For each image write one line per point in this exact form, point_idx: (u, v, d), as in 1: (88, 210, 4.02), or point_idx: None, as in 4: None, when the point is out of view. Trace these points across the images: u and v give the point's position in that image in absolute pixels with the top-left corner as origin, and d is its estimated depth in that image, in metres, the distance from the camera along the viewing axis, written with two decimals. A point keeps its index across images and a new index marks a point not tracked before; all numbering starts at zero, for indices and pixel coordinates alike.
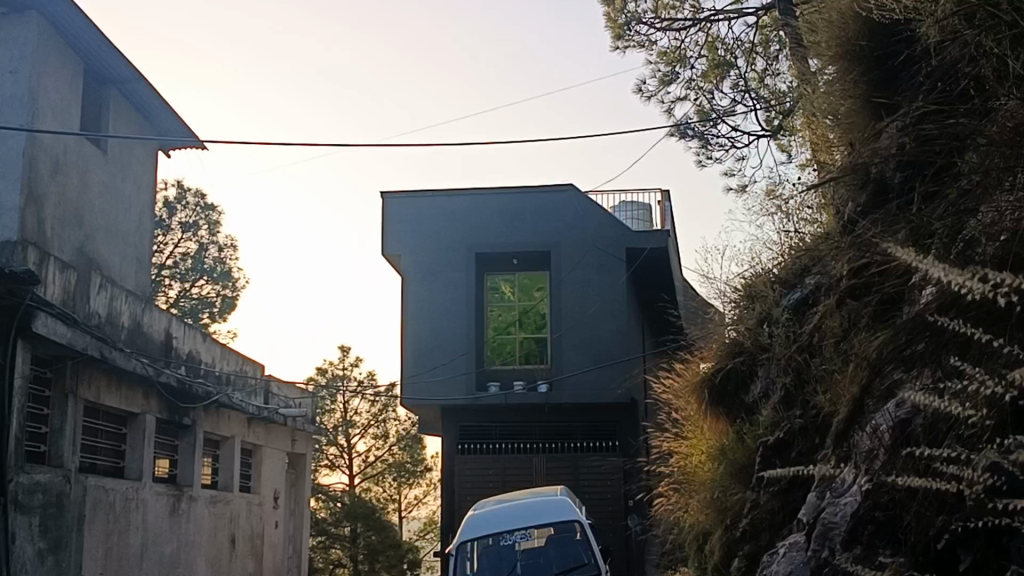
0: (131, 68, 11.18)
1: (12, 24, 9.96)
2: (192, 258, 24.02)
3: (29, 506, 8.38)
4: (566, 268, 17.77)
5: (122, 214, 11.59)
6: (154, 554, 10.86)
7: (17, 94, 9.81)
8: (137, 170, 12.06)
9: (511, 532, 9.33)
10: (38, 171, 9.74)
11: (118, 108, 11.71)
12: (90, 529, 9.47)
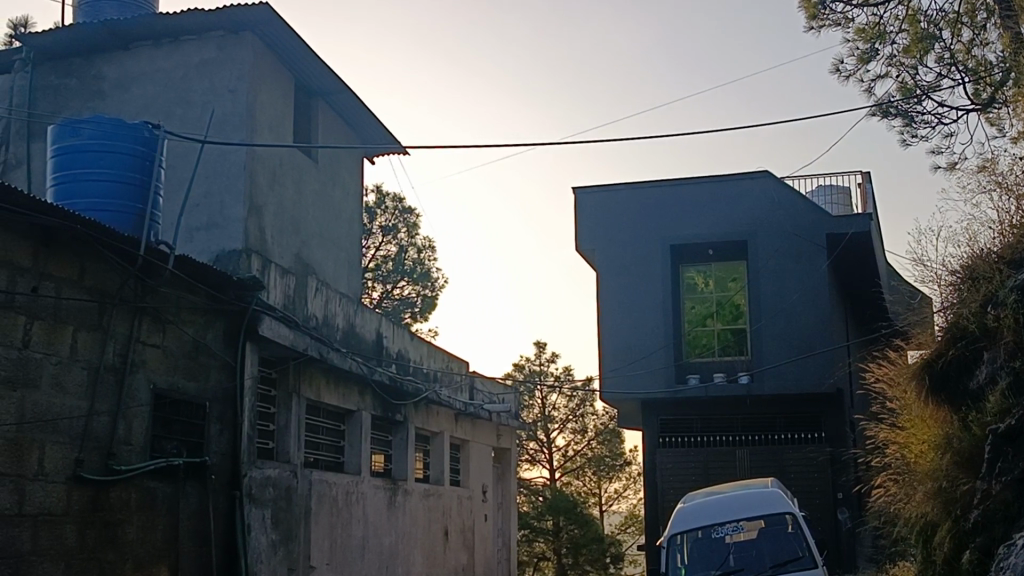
0: (337, 80, 11.64)
1: (231, 45, 10.59)
2: (393, 260, 24.83)
3: (262, 499, 8.87)
4: (763, 257, 17.41)
5: (333, 222, 12.08)
6: (375, 545, 11.29)
7: (237, 111, 10.39)
8: (345, 177, 12.55)
9: (722, 524, 9.24)
10: (258, 182, 10.26)
11: (326, 119, 12.21)
12: (317, 520, 9.94)
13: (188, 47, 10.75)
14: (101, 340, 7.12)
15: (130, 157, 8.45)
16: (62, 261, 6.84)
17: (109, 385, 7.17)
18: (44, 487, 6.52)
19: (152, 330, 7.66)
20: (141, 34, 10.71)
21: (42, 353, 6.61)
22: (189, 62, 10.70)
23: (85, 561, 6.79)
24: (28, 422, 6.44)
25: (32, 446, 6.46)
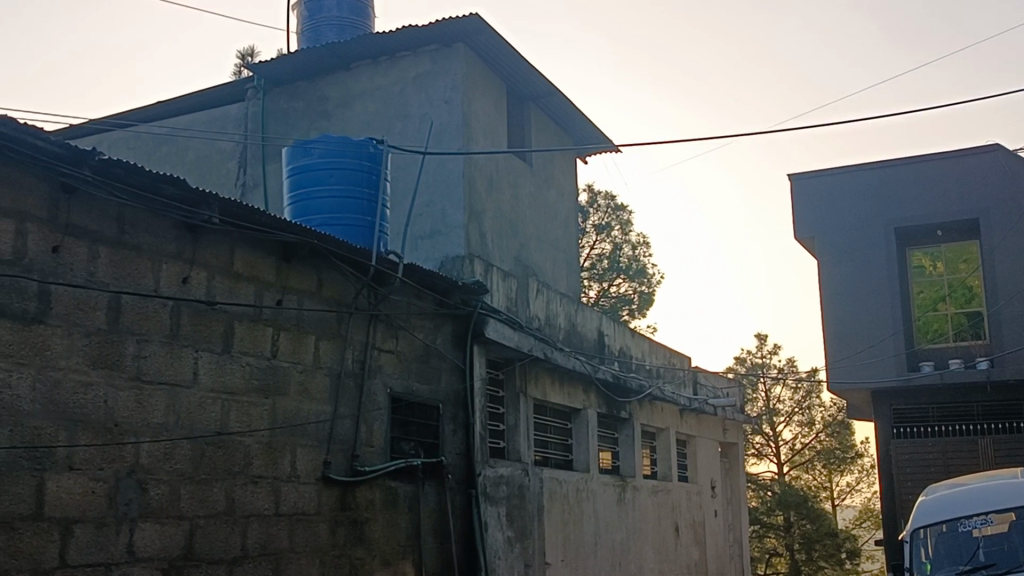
0: (547, 83, 11.79)
1: (444, 57, 10.92)
2: (608, 257, 24.89)
3: (497, 497, 9.10)
4: (998, 236, 16.40)
5: (551, 222, 12.25)
6: (608, 542, 11.38)
7: (453, 120, 10.69)
8: (559, 179, 12.69)
9: (969, 518, 8.80)
10: (476, 189, 10.52)
11: (538, 123, 12.39)
12: (550, 517, 10.11)
13: (404, 63, 11.16)
14: (340, 348, 7.49)
15: (358, 172, 8.83)
16: (301, 275, 7.24)
17: (350, 390, 7.54)
18: (297, 488, 6.92)
19: (386, 336, 7.99)
20: (360, 53, 11.19)
21: (289, 362, 7.02)
22: (406, 76, 11.11)
23: (337, 558, 7.16)
24: (280, 427, 6.86)
25: (285, 449, 6.87)
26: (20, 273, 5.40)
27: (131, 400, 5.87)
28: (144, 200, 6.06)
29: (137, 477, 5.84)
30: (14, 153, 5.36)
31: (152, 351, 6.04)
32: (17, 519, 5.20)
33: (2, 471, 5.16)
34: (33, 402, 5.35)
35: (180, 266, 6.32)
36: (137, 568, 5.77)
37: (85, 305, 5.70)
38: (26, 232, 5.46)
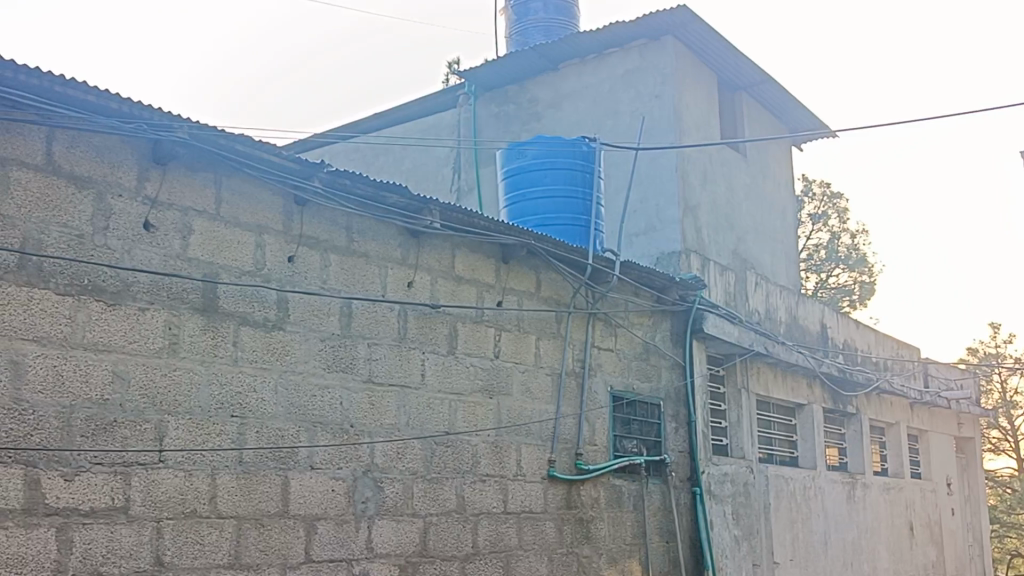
0: (760, 71, 11.51)
1: (654, 51, 10.83)
2: (825, 248, 24.16)
3: (722, 496, 8.95)
4: None
5: (768, 214, 11.97)
6: (838, 541, 11.00)
7: (664, 115, 10.59)
8: (775, 168, 12.37)
9: None
10: (690, 182, 10.39)
11: (751, 113, 12.12)
12: (777, 516, 9.86)
13: (613, 60, 11.15)
14: (560, 347, 7.54)
15: (572, 172, 8.87)
16: (520, 276, 7.33)
17: (572, 389, 7.58)
18: (524, 486, 7.01)
19: (605, 334, 7.99)
20: (569, 54, 11.26)
21: (512, 362, 7.12)
22: (615, 73, 11.09)
23: (564, 556, 7.21)
24: (505, 426, 6.96)
25: (511, 448, 6.97)
26: (260, 283, 5.71)
27: (365, 402, 6.09)
28: (371, 209, 6.28)
29: (373, 476, 6.05)
30: (251, 170, 5.67)
31: (382, 354, 6.26)
32: (265, 515, 5.49)
33: (251, 471, 5.47)
34: (276, 405, 5.64)
35: (406, 271, 6.53)
36: (376, 564, 5.98)
37: (320, 312, 5.97)
38: (264, 243, 5.77)
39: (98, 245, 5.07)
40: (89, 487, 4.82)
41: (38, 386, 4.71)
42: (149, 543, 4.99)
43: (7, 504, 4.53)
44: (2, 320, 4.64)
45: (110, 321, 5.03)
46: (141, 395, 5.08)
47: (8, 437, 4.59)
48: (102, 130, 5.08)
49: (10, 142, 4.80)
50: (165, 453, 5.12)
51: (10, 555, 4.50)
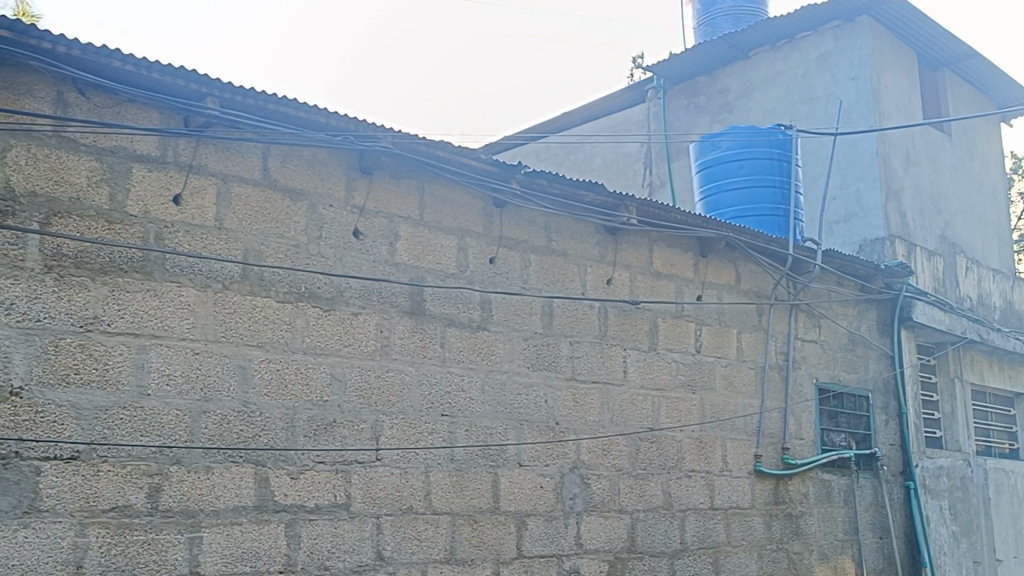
0: (964, 46, 10.98)
1: (849, 33, 10.49)
2: None
3: (937, 490, 8.60)
4: None
5: (977, 195, 11.42)
6: None
7: (862, 98, 10.24)
8: (983, 146, 11.78)
9: None
10: (892, 166, 10.01)
11: (955, 89, 11.58)
12: (998, 511, 9.40)
13: (805, 44, 10.87)
14: (763, 340, 7.41)
15: (768, 161, 8.70)
16: (719, 269, 7.26)
17: (776, 382, 7.44)
18: (730, 482, 6.92)
19: (809, 326, 7.81)
20: (759, 40, 11.04)
21: (714, 357, 7.05)
22: (808, 58, 10.82)
23: (775, 552, 7.09)
24: (709, 421, 6.90)
25: (716, 443, 6.90)
26: (464, 285, 5.86)
27: (569, 399, 6.16)
28: (568, 208, 6.33)
29: (580, 473, 6.11)
30: (452, 175, 5.81)
31: (584, 352, 6.31)
32: (478, 512, 5.62)
33: (463, 468, 5.61)
34: (484, 404, 5.76)
35: (604, 268, 6.57)
36: (586, 560, 6.04)
37: (522, 311, 6.07)
38: (466, 246, 5.92)
39: (313, 253, 5.32)
40: (313, 484, 5.05)
41: (264, 389, 4.98)
42: (371, 538, 5.19)
43: (240, 501, 4.80)
44: (230, 328, 4.94)
45: (326, 326, 5.26)
46: (358, 396, 5.29)
47: (239, 438, 4.87)
48: (312, 145, 5.31)
49: (229, 161, 5.12)
50: (382, 451, 5.31)
51: (245, 550, 4.77)
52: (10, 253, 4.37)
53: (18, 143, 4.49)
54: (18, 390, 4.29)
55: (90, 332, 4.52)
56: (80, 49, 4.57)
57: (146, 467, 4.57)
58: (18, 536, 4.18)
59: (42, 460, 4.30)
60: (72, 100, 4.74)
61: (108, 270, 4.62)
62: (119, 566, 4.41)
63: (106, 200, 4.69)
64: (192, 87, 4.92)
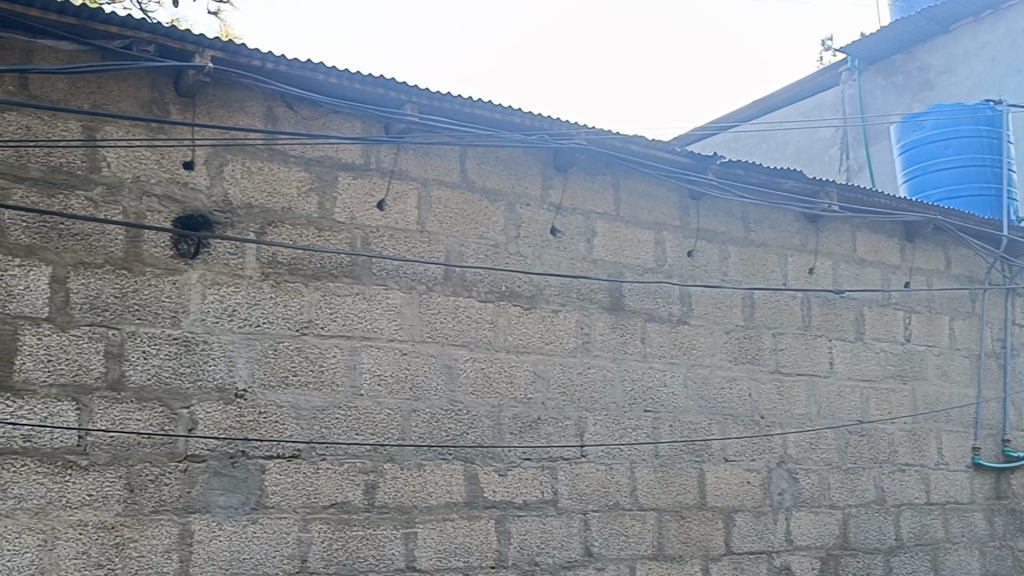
0: None
1: None
2: None
3: None
4: None
5: None
6: None
7: None
8: None
9: None
10: None
11: None
12: None
13: (1012, 14, 10.29)
14: (977, 327, 7.07)
15: (977, 139, 8.26)
16: (927, 254, 6.97)
17: (993, 371, 7.08)
18: (947, 476, 6.63)
19: None
20: (960, 13, 10.55)
21: (924, 346, 6.77)
22: (1016, 28, 10.24)
23: (997, 550, 6.74)
24: (922, 413, 6.62)
25: (930, 436, 6.61)
26: (662, 279, 5.83)
27: (774, 392, 6.02)
28: (766, 197, 6.19)
29: (788, 468, 5.96)
30: (647, 169, 5.77)
31: (788, 344, 6.17)
32: (684, 508, 5.56)
33: (668, 464, 5.56)
34: (687, 399, 5.70)
35: (806, 257, 6.41)
36: (797, 556, 5.89)
37: (723, 304, 5.99)
38: (663, 239, 5.89)
39: (513, 252, 5.39)
40: (521, 480, 5.11)
41: (470, 388, 5.07)
42: (578, 534, 5.21)
43: (452, 498, 4.90)
44: (435, 328, 5.05)
45: (528, 324, 5.31)
46: (561, 394, 5.32)
47: (449, 435, 4.97)
48: (508, 145, 5.37)
49: (428, 165, 5.24)
50: (587, 448, 5.33)
51: (457, 545, 4.87)
52: (231, 263, 4.60)
53: (234, 158, 4.73)
54: (243, 392, 4.51)
55: (306, 335, 4.71)
56: (286, 65, 4.74)
57: (362, 464, 4.72)
58: (247, 532, 4.39)
59: (266, 459, 4.50)
60: (280, 114, 4.96)
61: (319, 276, 4.80)
62: (341, 561, 4.58)
63: (315, 209, 4.88)
64: (392, 96, 5.01)
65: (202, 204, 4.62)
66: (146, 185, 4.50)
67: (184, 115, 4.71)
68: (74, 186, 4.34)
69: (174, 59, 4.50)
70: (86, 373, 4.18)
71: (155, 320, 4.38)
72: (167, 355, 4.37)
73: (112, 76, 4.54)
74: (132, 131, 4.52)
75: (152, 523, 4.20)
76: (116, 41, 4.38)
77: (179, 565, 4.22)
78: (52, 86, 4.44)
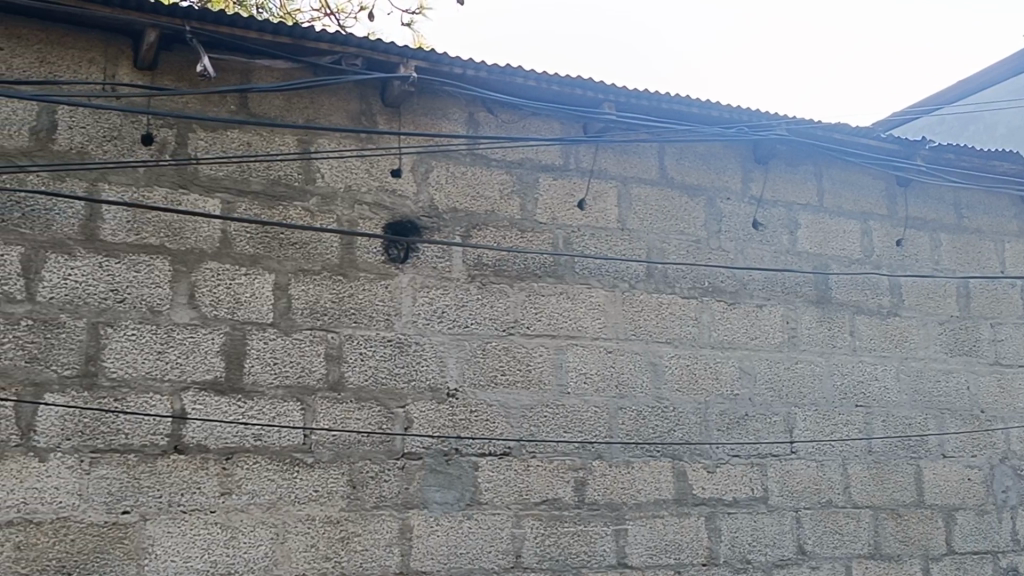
0: None
1: None
2: None
3: None
4: None
5: None
6: None
7: None
8: None
9: None
10: None
11: None
12: None
13: None
14: None
15: None
16: None
17: None
18: None
19: None
20: None
21: None
22: None
23: None
24: None
25: None
26: (871, 270, 5.67)
27: (994, 385, 5.76)
28: (980, 182, 5.93)
29: (1012, 464, 5.69)
30: (851, 157, 5.62)
31: (1008, 334, 5.89)
32: (901, 506, 5.38)
33: (882, 460, 5.40)
34: (900, 393, 5.51)
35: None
36: None
37: (936, 294, 5.77)
38: (870, 229, 5.74)
39: (714, 247, 5.34)
40: (731, 478, 5.06)
41: (676, 385, 5.05)
42: (791, 532, 5.11)
43: (661, 494, 4.90)
44: (639, 325, 5.06)
45: (733, 319, 5.26)
46: (769, 389, 5.24)
47: (656, 432, 4.96)
48: (707, 140, 5.33)
49: (627, 163, 5.26)
50: (797, 444, 5.23)
51: (668, 542, 4.87)
52: (439, 266, 4.74)
53: (438, 164, 4.86)
54: (454, 392, 4.63)
55: (513, 335, 4.80)
56: (486, 71, 4.83)
57: (571, 461, 4.77)
58: (464, 527, 4.51)
59: (479, 456, 4.61)
60: (480, 119, 5.08)
61: (524, 276, 4.88)
62: (554, 556, 4.64)
63: (518, 211, 4.97)
64: (590, 96, 5.05)
65: (410, 210, 4.78)
66: (358, 194, 4.68)
67: (390, 125, 4.88)
68: (292, 197, 4.56)
69: (381, 72, 4.66)
70: (308, 375, 4.39)
71: (371, 323, 4.55)
72: (383, 356, 4.54)
73: (323, 91, 4.75)
74: (343, 143, 4.71)
75: (374, 518, 4.37)
76: (326, 57, 4.58)
77: (400, 558, 4.37)
78: (268, 104, 4.68)
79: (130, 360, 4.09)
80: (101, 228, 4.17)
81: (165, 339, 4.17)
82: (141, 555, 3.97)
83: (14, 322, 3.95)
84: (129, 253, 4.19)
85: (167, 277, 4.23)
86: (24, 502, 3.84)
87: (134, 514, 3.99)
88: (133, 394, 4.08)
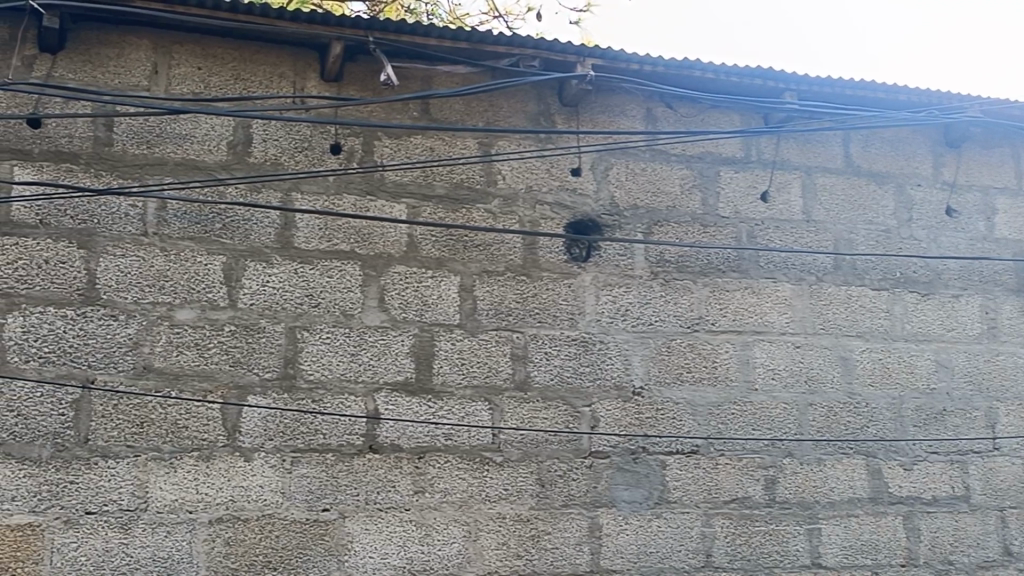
0: None
1: None
2: None
3: None
4: None
5: None
6: None
7: None
8: None
9: None
10: None
11: None
12: None
13: None
14: None
15: None
16: None
17: None
18: None
19: None
20: None
21: None
22: None
23: None
24: None
25: None
26: None
27: None
28: None
29: None
30: None
31: None
32: None
33: None
34: None
35: None
36: None
37: None
38: None
39: (906, 236, 5.15)
40: (929, 475, 4.87)
41: (869, 379, 4.90)
42: (996, 533, 4.89)
43: (855, 493, 4.76)
44: (828, 319, 4.92)
45: (927, 311, 5.06)
46: (968, 383, 5.02)
47: (848, 428, 4.82)
48: (896, 125, 5.15)
49: (811, 153, 5.14)
50: (1000, 440, 4.99)
51: (864, 542, 4.72)
52: (621, 264, 4.73)
53: (617, 161, 4.85)
54: (640, 390, 4.61)
55: (698, 332, 4.75)
56: (663, 66, 4.76)
57: (761, 459, 4.68)
58: (653, 526, 4.50)
59: (666, 455, 4.58)
60: (659, 115, 5.04)
61: (707, 272, 4.81)
62: (745, 556, 4.57)
63: (699, 205, 4.91)
64: (771, 85, 4.95)
65: (591, 208, 4.78)
66: (539, 195, 4.72)
67: (569, 124, 4.90)
68: (474, 200, 4.62)
69: (558, 72, 4.68)
70: (496, 375, 4.45)
71: (555, 322, 4.58)
72: (568, 355, 4.56)
73: (502, 93, 4.80)
74: (523, 144, 4.75)
75: (563, 516, 4.40)
76: (504, 60, 4.62)
77: (590, 557, 4.39)
78: (450, 109, 4.76)
79: (326, 363, 4.24)
80: (295, 236, 4.32)
81: (358, 341, 4.30)
82: (342, 551, 4.10)
83: (219, 328, 4.15)
84: (322, 259, 4.34)
85: (358, 281, 4.36)
86: (233, 500, 4.03)
87: (333, 511, 4.13)
88: (329, 395, 4.22)
